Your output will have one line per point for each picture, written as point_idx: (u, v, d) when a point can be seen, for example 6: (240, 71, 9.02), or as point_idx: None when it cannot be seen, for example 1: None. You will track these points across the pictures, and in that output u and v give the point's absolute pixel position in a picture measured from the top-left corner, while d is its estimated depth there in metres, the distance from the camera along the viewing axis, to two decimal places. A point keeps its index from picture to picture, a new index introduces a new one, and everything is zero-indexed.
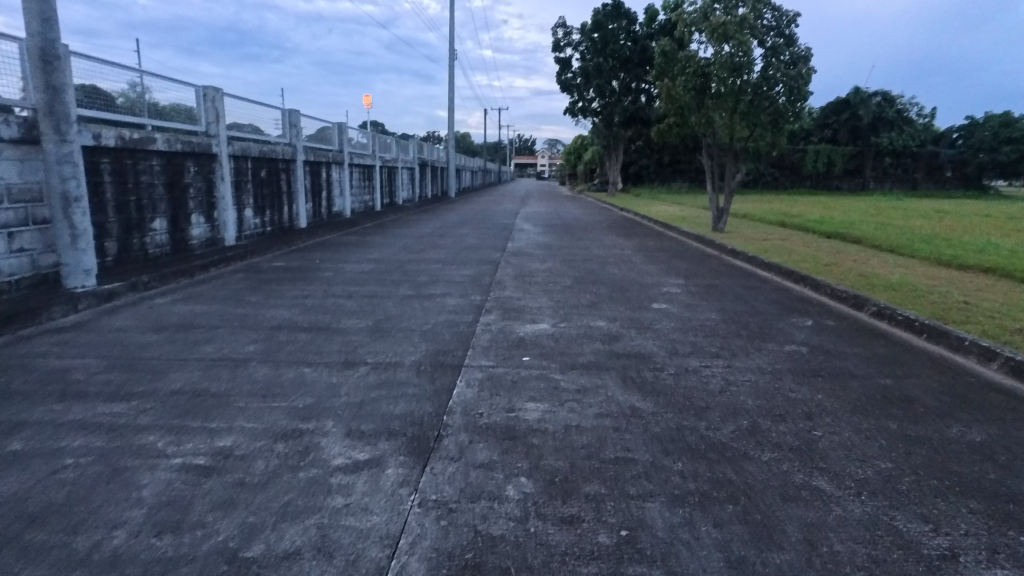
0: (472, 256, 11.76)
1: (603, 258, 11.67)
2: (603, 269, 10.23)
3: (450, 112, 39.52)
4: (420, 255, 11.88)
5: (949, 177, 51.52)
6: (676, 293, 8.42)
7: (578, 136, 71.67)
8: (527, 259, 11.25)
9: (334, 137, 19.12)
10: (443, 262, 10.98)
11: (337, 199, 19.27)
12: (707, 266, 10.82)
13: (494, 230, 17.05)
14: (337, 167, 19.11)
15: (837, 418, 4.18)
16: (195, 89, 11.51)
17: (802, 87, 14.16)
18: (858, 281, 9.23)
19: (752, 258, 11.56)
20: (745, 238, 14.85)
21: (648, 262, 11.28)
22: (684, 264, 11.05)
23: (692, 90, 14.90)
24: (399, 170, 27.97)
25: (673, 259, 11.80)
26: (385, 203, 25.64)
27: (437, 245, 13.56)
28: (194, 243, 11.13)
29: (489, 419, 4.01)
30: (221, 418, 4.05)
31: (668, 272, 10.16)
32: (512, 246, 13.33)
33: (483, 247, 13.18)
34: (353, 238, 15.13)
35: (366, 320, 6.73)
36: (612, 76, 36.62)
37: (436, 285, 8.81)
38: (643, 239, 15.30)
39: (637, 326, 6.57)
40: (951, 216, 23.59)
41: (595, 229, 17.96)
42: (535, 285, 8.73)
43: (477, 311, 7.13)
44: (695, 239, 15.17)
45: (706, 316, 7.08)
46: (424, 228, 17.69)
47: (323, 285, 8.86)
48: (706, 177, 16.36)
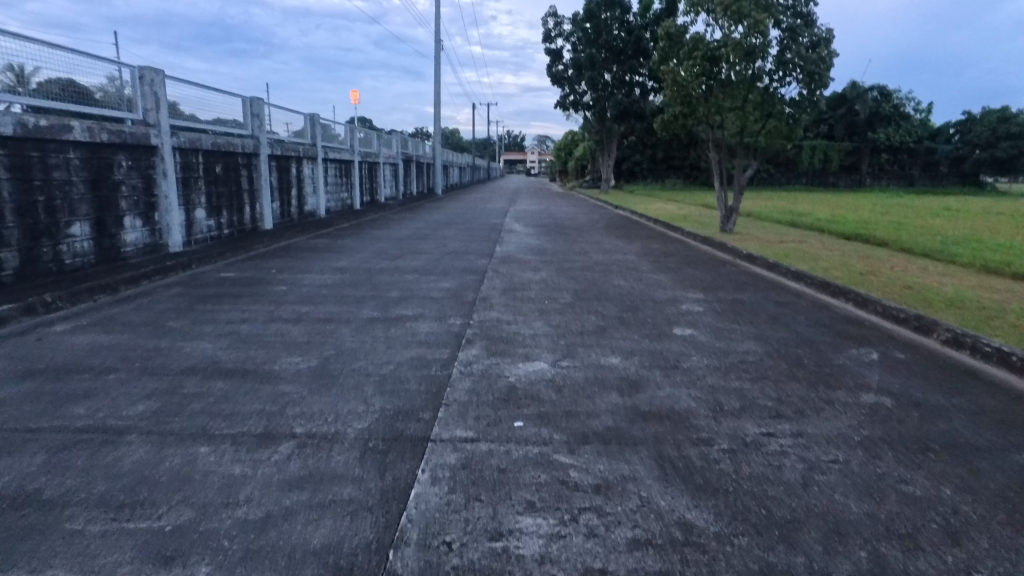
0: (455, 263, 10.25)
1: (603, 265, 10.21)
2: (606, 281, 8.76)
3: (437, 106, 37.92)
4: (395, 263, 10.33)
5: (946, 174, 50.63)
6: (699, 313, 6.97)
7: (569, 132, 70.18)
8: (519, 268, 9.77)
9: (306, 130, 17.50)
10: (421, 272, 9.48)
11: (310, 198, 17.64)
12: (726, 277, 9.37)
13: (481, 232, 15.52)
14: (310, 162, 17.50)
15: (999, 544, 2.72)
16: (129, 71, 9.81)
17: (823, 73, 12.67)
18: (909, 295, 7.83)
19: (774, 265, 10.15)
20: (757, 241, 13.47)
21: (657, 271, 9.82)
22: (698, 274, 9.58)
23: (701, 77, 13.45)
24: (381, 166, 26.34)
25: (683, 266, 10.36)
26: (365, 202, 24.00)
27: (416, 250, 12.00)
28: (128, 250, 9.52)
29: (461, 559, 2.52)
30: (29, 562, 2.51)
31: (682, 284, 8.71)
32: (501, 251, 11.85)
33: (468, 252, 11.64)
34: (323, 241, 13.53)
35: (311, 357, 5.19)
36: (605, 69, 35.22)
37: (409, 304, 7.30)
38: (645, 242, 13.85)
39: (662, 364, 5.10)
40: (964, 215, 22.37)
41: (591, 230, 16.46)
42: (528, 304, 7.25)
43: (455, 342, 5.63)
44: (703, 242, 13.77)
45: (745, 347, 5.62)
46: (405, 229, 16.15)
47: (271, 303, 7.33)
48: (714, 174, 14.89)
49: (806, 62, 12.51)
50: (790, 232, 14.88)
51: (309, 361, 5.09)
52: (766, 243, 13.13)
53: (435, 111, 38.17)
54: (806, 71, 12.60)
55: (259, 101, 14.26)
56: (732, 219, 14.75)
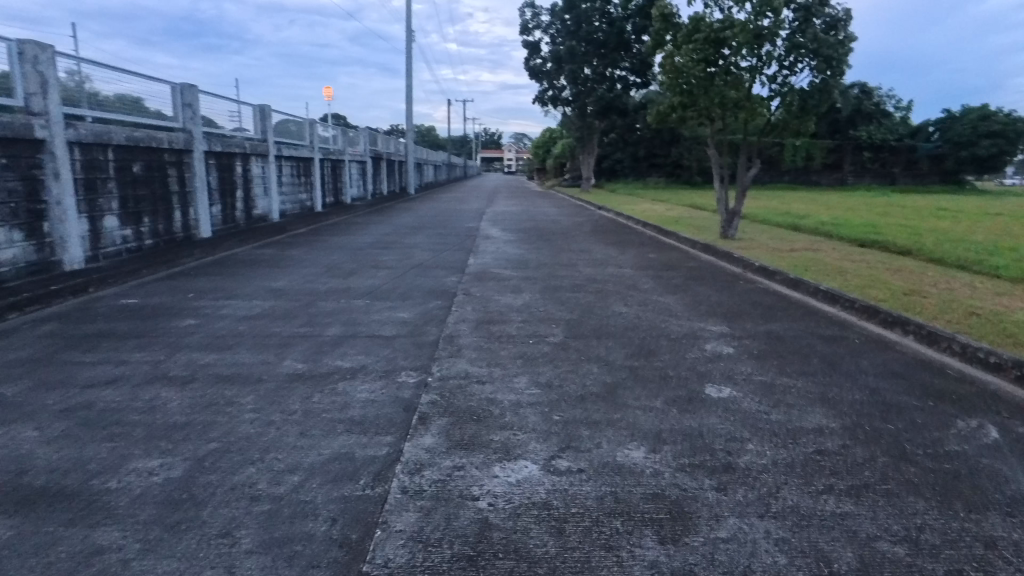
0: (419, 283, 8.48)
1: (596, 284, 8.55)
2: (605, 307, 7.08)
3: (409, 101, 35.97)
4: (346, 283, 8.52)
5: (927, 173, 50.21)
6: (732, 358, 5.31)
7: (547, 129, 68.74)
8: (497, 289, 8.06)
9: (253, 123, 15.50)
10: (377, 295, 7.71)
11: (260, 200, 15.64)
12: (746, 299, 7.77)
13: (454, 239, 13.75)
14: (259, 160, 15.52)
15: None
16: (6, 45, 7.84)
17: (841, 60, 11.17)
18: (980, 326, 6.31)
19: (797, 282, 8.58)
20: (768, 249, 11.90)
21: (661, 291, 8.17)
22: (711, 296, 7.93)
23: (704, 63, 11.78)
24: (347, 165, 24.39)
25: (691, 284, 8.75)
26: (329, 203, 22.04)
27: (374, 263, 10.18)
28: (3, 270, 7.54)
29: None
30: None
31: (696, 310, 7.10)
32: (475, 265, 10.11)
33: (436, 266, 9.86)
34: (268, 252, 11.62)
35: (177, 460, 3.40)
36: (585, 62, 33.64)
37: (350, 347, 5.52)
38: (640, 251, 12.23)
39: (709, 463, 3.41)
40: (965, 216, 21.24)
41: (577, 235, 14.79)
42: (507, 346, 5.53)
43: (402, 424, 3.87)
44: (705, 251, 12.20)
45: (815, 424, 3.98)
46: (367, 236, 14.33)
47: (165, 348, 5.48)
48: (713, 172, 13.29)
49: (822, 46, 11.00)
50: (798, 239, 13.44)
51: (170, 470, 3.30)
52: (778, 252, 11.61)
53: (408, 105, 36.22)
54: (821, 57, 11.12)
55: (192, 89, 12.29)
56: (735, 223, 13.18)
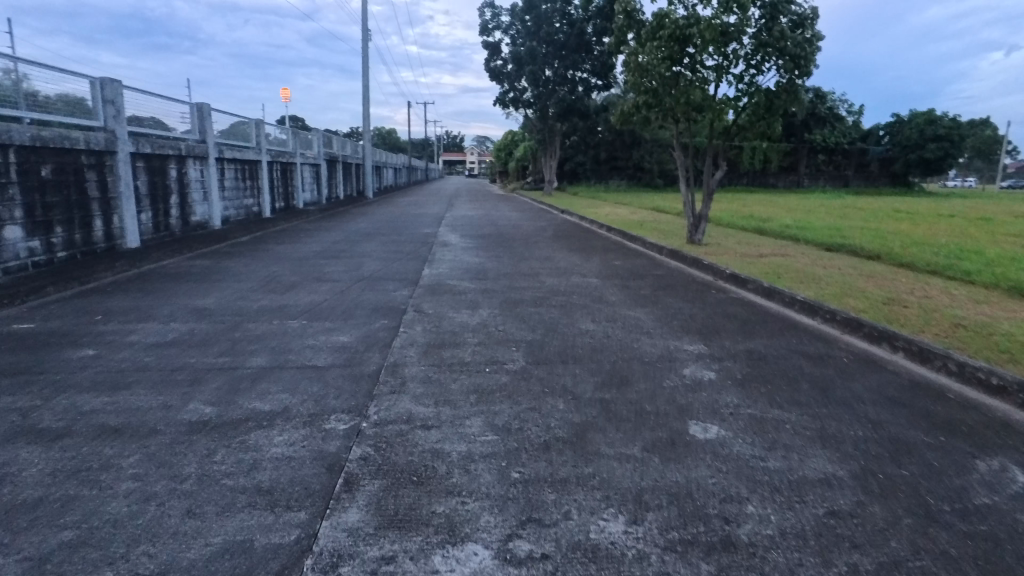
0: (365, 299, 7.65)
1: (560, 296, 7.88)
2: (570, 324, 6.41)
3: (366, 102, 34.85)
4: (282, 300, 7.62)
5: (878, 175, 51.62)
6: (715, 386, 4.69)
7: (509, 132, 68.24)
8: (452, 304, 7.33)
9: (189, 123, 14.33)
10: (316, 314, 6.86)
11: (198, 205, 14.46)
12: (720, 312, 7.22)
13: (409, 246, 12.92)
14: (197, 163, 14.35)
15: None
16: None
17: (809, 59, 10.82)
18: (971, 340, 5.87)
19: (772, 292, 8.09)
20: (736, 255, 11.47)
21: (630, 303, 7.55)
22: (683, 308, 7.36)
23: (669, 62, 11.28)
24: (298, 168, 23.21)
25: (662, 294, 8.18)
26: (278, 208, 20.86)
27: (318, 276, 9.29)
28: None
29: None
30: None
31: (669, 326, 6.50)
32: (430, 276, 9.33)
33: (386, 278, 9.04)
34: (201, 264, 10.58)
35: (9, 564, 2.54)
36: (546, 64, 33.17)
37: (274, 382, 4.69)
38: (605, 258, 11.65)
39: (704, 538, 2.74)
40: (922, 218, 21.47)
41: (539, 242, 14.13)
42: (459, 377, 4.78)
43: (320, 494, 3.08)
44: (672, 257, 11.71)
45: (820, 473, 3.36)
46: (316, 244, 13.36)
47: (45, 390, 4.54)
48: (679, 174, 12.81)
49: (789, 44, 10.64)
50: (764, 243, 13.09)
51: None
52: (746, 257, 11.19)
53: (364, 106, 35.06)
54: (788, 55, 10.77)
55: (116, 84, 11.11)
56: (702, 227, 12.73)
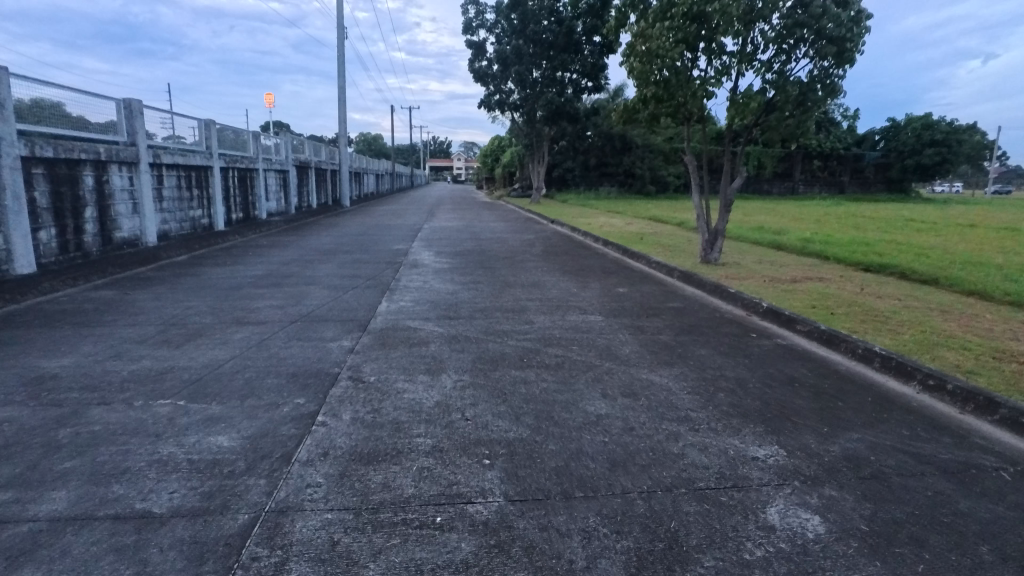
0: (287, 356, 5.56)
1: (554, 349, 5.85)
2: (572, 406, 4.36)
3: (342, 106, 32.71)
4: (171, 359, 5.50)
5: (873, 181, 50.38)
6: (836, 560, 2.68)
7: (495, 138, 66.29)
8: (406, 366, 5.25)
9: (119, 122, 12.20)
10: (205, 386, 4.75)
11: (125, 219, 12.20)
12: (775, 373, 5.23)
13: (371, 269, 10.81)
14: (125, 170, 12.14)
15: None
16: None
17: (855, 43, 8.94)
18: None
19: (834, 338, 6.14)
20: (763, 279, 9.54)
21: (650, 361, 5.52)
22: (724, 368, 5.36)
23: (684, 45, 9.25)
24: (261, 175, 20.98)
25: (689, 343, 6.17)
26: (235, 220, 18.59)
27: (241, 316, 7.16)
28: None
29: None
30: None
31: (715, 404, 4.49)
32: (385, 314, 7.26)
33: (327, 320, 6.94)
34: (102, 297, 8.40)
35: None
36: (533, 64, 31.36)
37: (49, 567, 2.60)
38: (606, 283, 9.65)
39: None
40: (943, 228, 19.75)
41: (527, 261, 12.10)
42: (384, 546, 2.72)
43: None
44: (687, 282, 9.77)
45: None
46: (260, 265, 11.23)
47: None
48: (690, 182, 10.89)
49: (828, 23, 8.78)
50: (789, 262, 11.19)
51: None
52: (777, 282, 9.25)
53: (340, 108, 32.83)
54: (826, 37, 8.92)
55: (3, 71, 8.93)
56: (718, 244, 10.79)
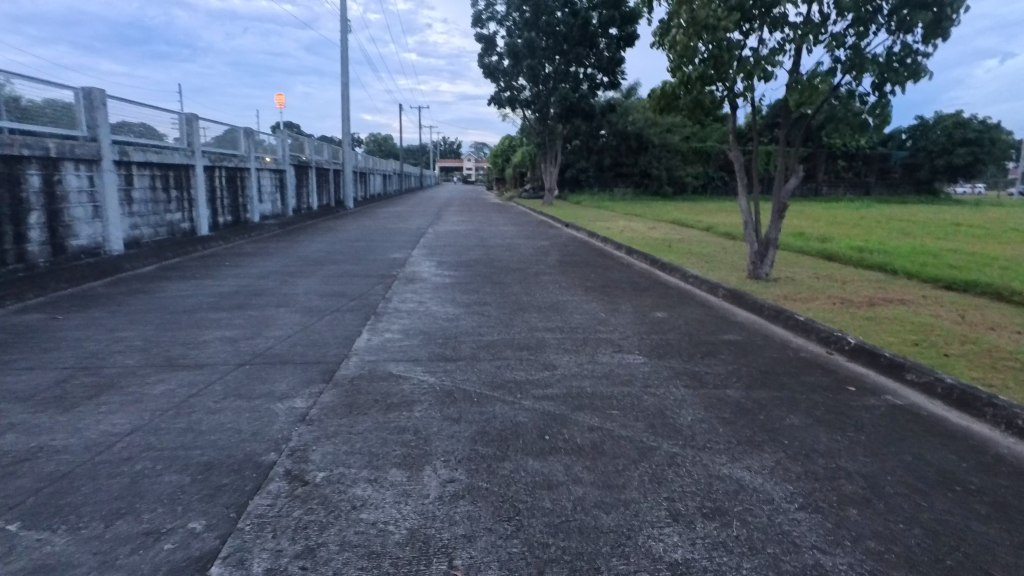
0: (211, 428, 3.94)
1: (588, 416, 4.17)
2: (626, 542, 2.71)
3: (346, 103, 31.24)
4: (48, 432, 3.90)
5: (900, 182, 48.24)
6: None
7: (507, 138, 64.60)
8: (375, 449, 3.61)
9: (78, 116, 10.77)
10: (67, 493, 3.14)
11: (84, 225, 10.69)
12: (915, 463, 3.58)
13: (358, 285, 9.16)
14: (83, 168, 10.61)
15: None
16: None
17: (951, 9, 7.26)
18: None
19: (974, 399, 4.44)
20: (831, 301, 7.86)
21: (726, 440, 3.85)
22: (838, 452, 3.71)
23: (738, 14, 7.56)
24: (254, 175, 19.47)
25: (771, 404, 4.49)
26: (223, 224, 17.07)
27: (177, 355, 5.55)
28: None
29: None
30: None
31: (856, 538, 2.81)
32: (362, 352, 5.63)
33: (286, 363, 5.31)
34: (23, 323, 6.82)
35: None
36: (546, 58, 29.74)
37: None
38: (639, 305, 7.97)
39: None
40: (999, 233, 17.87)
41: (542, 275, 10.43)
42: None
43: None
44: (738, 303, 8.06)
45: None
46: (232, 280, 9.64)
47: None
48: (737, 183, 9.20)
49: None
50: (852, 279, 9.48)
51: None
52: (849, 305, 7.57)
53: (344, 104, 31.27)
54: (914, 3, 7.26)
55: None
56: (770, 256, 9.09)
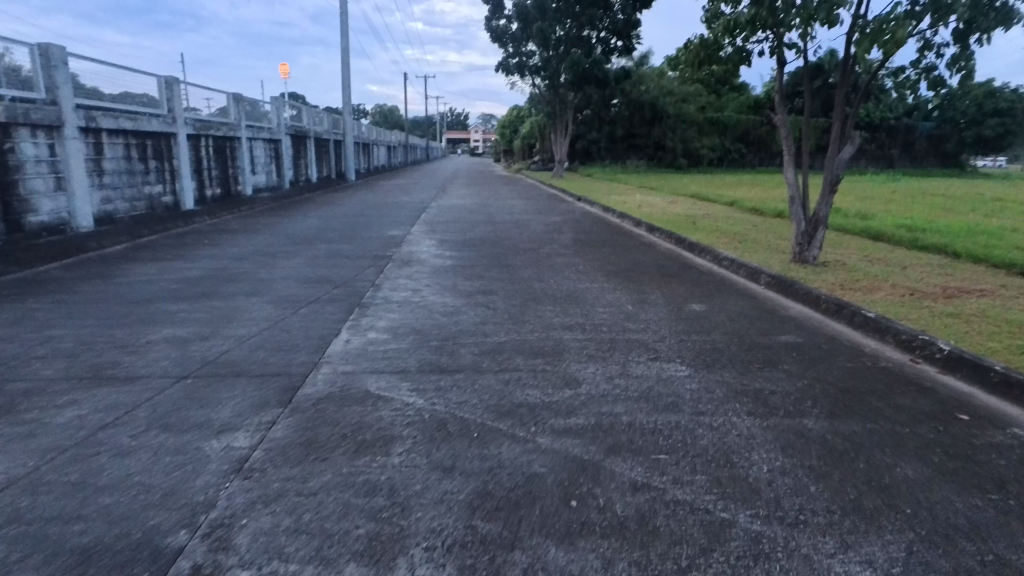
0: (111, 484, 2.88)
1: (627, 464, 3.07)
2: None
3: (346, 70, 29.71)
4: None
5: (925, 155, 46.27)
6: None
7: (515, 107, 62.44)
8: (329, 529, 2.53)
9: (35, 75, 9.59)
10: None
11: (45, 198, 9.59)
12: None
13: (347, 268, 8.04)
14: (40, 135, 9.48)
15: None
16: None
17: None
18: None
19: None
20: (897, 290, 6.68)
21: (825, 508, 2.75)
22: (988, 530, 2.61)
23: None
24: (245, 145, 18.24)
25: (869, 445, 3.36)
26: (212, 197, 15.94)
27: (109, 363, 4.48)
28: None
29: None
30: None
31: None
32: (337, 360, 4.54)
33: (240, 375, 4.23)
34: None
35: None
36: (557, 21, 27.99)
37: None
38: (670, 295, 6.82)
39: None
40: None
41: (555, 256, 9.28)
42: None
43: None
44: (786, 293, 6.89)
45: None
46: (206, 262, 8.55)
47: None
48: (784, 152, 7.95)
49: None
50: (912, 264, 8.26)
51: None
52: (922, 297, 6.40)
53: (345, 71, 29.76)
54: None
55: None
56: (819, 236, 7.88)
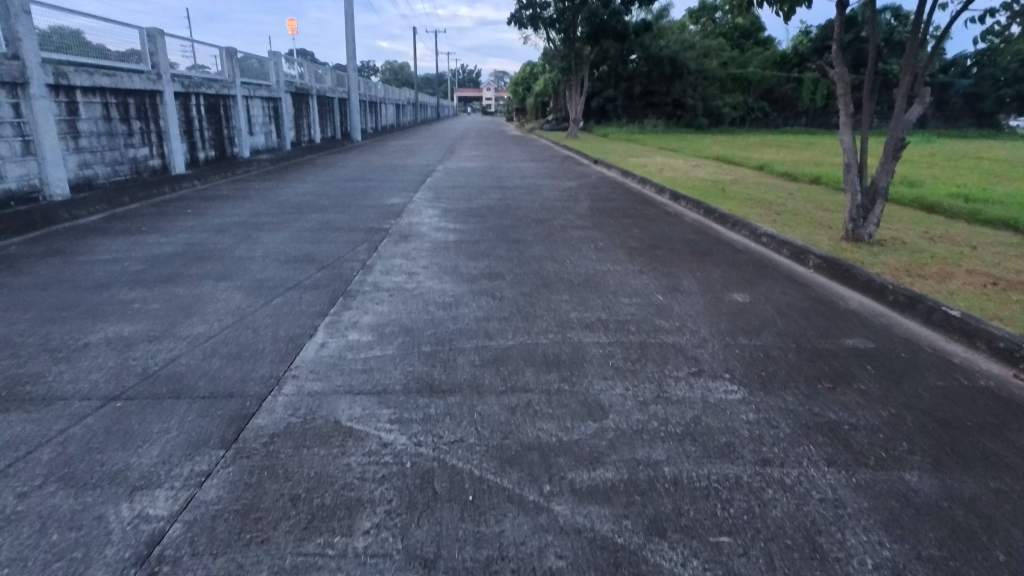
0: None
1: (676, 555, 2.23)
2: None
3: (350, 23, 28.18)
4: None
5: (959, 113, 43.91)
6: None
7: (528, 63, 60.14)
8: None
9: None
10: None
11: (10, 164, 8.72)
12: None
13: (337, 244, 7.16)
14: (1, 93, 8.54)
15: None
16: None
17: None
18: None
19: None
20: (974, 278, 5.70)
21: None
22: None
23: None
24: (241, 103, 17.17)
25: (1004, 522, 2.47)
26: (205, 159, 15.01)
27: (28, 375, 3.68)
28: None
29: None
30: None
31: None
32: (306, 372, 3.71)
33: (184, 395, 3.42)
34: None
35: None
36: None
37: None
38: (706, 280, 5.89)
39: None
40: None
41: (571, 229, 8.31)
42: None
43: None
44: (841, 278, 5.92)
45: None
46: (183, 237, 7.71)
47: None
48: (840, 112, 6.84)
49: None
50: (981, 243, 7.22)
51: None
52: (1007, 287, 5.42)
53: (349, 24, 28.19)
54: None
55: None
56: (877, 211, 6.85)
